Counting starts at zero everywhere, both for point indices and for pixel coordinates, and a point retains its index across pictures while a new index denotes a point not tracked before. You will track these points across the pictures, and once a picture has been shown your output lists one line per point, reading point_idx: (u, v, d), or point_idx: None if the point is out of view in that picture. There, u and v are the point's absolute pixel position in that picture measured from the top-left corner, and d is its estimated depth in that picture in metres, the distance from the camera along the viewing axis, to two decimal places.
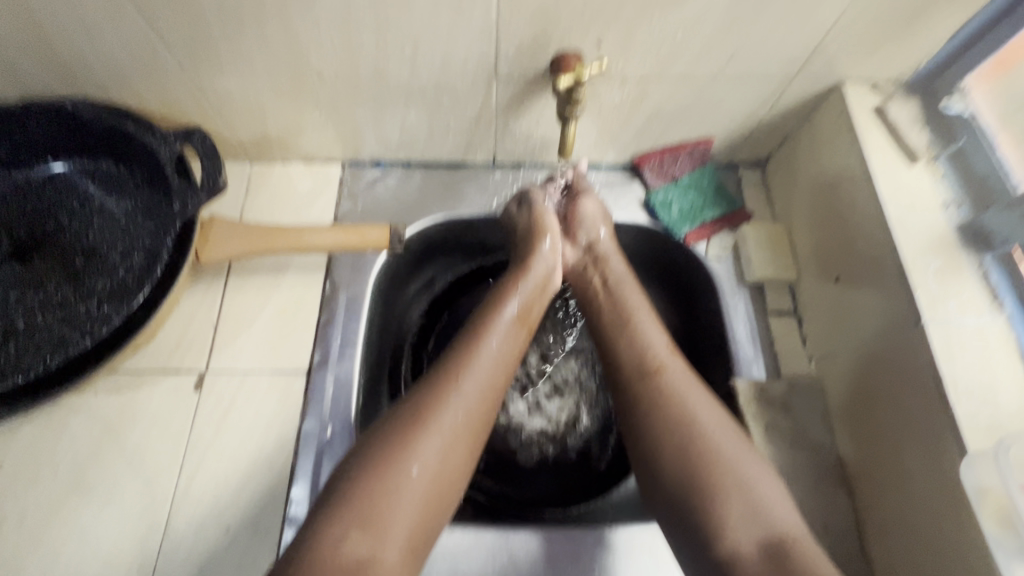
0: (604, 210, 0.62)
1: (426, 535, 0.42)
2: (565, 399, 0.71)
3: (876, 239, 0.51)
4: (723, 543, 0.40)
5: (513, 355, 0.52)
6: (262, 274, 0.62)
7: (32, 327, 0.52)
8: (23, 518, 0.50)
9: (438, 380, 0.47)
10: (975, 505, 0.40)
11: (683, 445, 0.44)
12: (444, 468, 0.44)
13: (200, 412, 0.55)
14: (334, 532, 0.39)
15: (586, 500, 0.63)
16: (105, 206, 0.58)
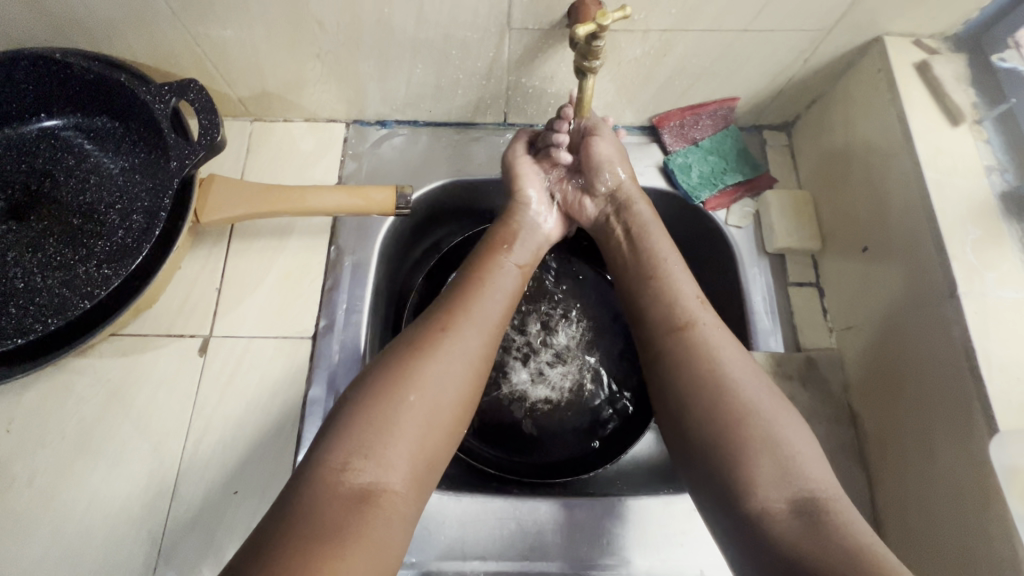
0: (619, 151, 0.59)
1: (429, 475, 0.41)
2: (568, 365, 0.70)
3: (912, 206, 0.48)
4: (751, 498, 0.38)
5: (508, 297, 0.52)
6: (265, 237, 0.60)
7: (32, 288, 0.50)
8: (33, 478, 0.50)
9: (438, 319, 0.47)
10: (1003, 485, 0.39)
11: (713, 397, 0.42)
12: (444, 400, 0.43)
13: (205, 375, 0.55)
14: (336, 456, 0.38)
15: (593, 466, 0.63)
16: (102, 163, 0.56)
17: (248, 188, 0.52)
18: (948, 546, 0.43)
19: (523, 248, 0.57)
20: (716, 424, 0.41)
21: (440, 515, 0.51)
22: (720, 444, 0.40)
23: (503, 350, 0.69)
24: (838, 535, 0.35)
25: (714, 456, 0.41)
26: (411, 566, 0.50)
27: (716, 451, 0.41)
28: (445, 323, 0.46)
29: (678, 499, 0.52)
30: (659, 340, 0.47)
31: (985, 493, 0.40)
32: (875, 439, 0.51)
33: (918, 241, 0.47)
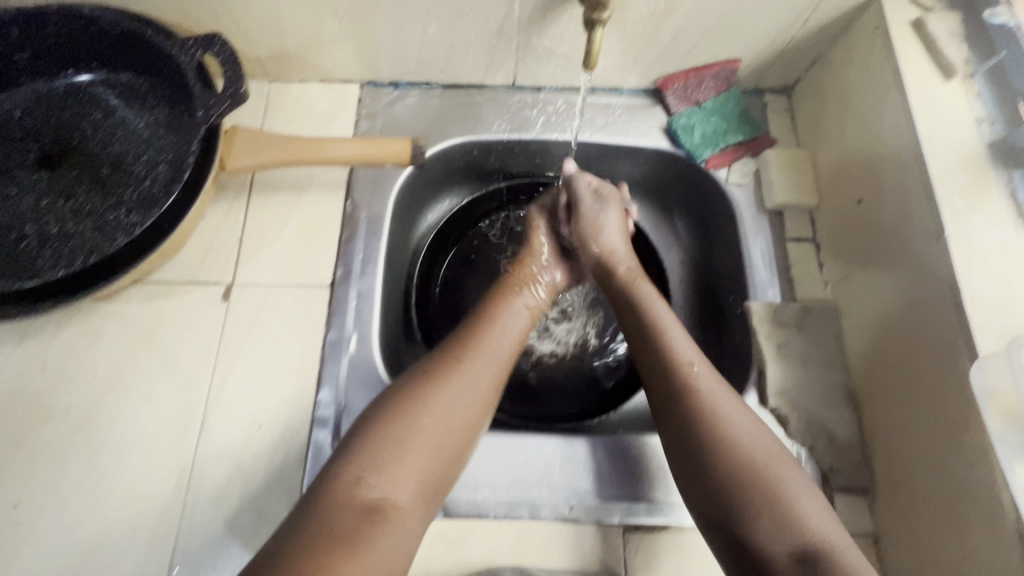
0: (620, 224, 0.64)
1: (433, 499, 0.43)
2: (573, 322, 0.73)
3: (905, 157, 0.50)
4: (764, 549, 0.39)
5: (512, 336, 0.54)
6: (284, 191, 0.62)
7: (65, 233, 0.53)
8: (69, 412, 0.53)
9: (446, 353, 0.49)
10: (981, 408, 0.41)
11: (722, 446, 0.43)
12: (451, 427, 0.45)
13: (228, 321, 0.57)
14: (352, 469, 0.40)
15: (597, 413, 0.67)
16: (128, 118, 0.59)
17: (270, 138, 0.54)
18: (930, 471, 0.46)
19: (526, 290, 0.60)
20: (724, 473, 0.42)
21: None
22: (731, 491, 0.42)
23: None
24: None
25: (725, 503, 0.42)
26: None
27: (729, 497, 0.42)
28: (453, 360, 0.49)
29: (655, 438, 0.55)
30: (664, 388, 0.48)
31: (967, 418, 0.43)
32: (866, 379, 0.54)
33: (911, 190, 0.50)
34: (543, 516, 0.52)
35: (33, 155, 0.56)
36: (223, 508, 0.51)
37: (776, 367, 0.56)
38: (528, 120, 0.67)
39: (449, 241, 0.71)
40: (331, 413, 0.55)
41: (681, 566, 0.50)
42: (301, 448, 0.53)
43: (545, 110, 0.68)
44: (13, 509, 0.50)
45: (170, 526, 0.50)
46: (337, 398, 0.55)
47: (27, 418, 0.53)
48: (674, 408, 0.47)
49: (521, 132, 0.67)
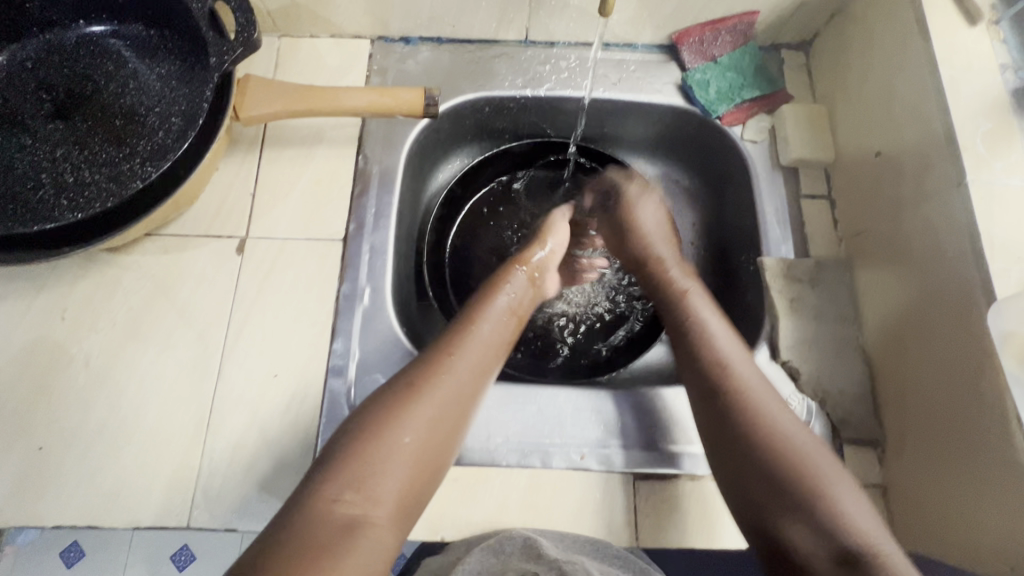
0: (657, 215, 0.63)
1: (412, 511, 0.42)
2: (584, 283, 0.71)
3: (927, 105, 0.50)
4: (797, 549, 0.39)
5: (500, 341, 0.52)
6: (296, 146, 0.62)
7: (81, 182, 0.53)
8: (89, 360, 0.54)
9: (431, 359, 0.48)
10: (998, 349, 0.41)
11: (759, 454, 0.43)
12: (433, 436, 0.44)
13: (243, 274, 0.58)
14: (330, 487, 0.39)
15: (606, 371, 0.67)
16: (139, 70, 0.58)
17: (282, 88, 0.54)
18: (943, 419, 0.46)
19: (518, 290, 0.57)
20: (761, 481, 0.42)
21: None
22: (768, 500, 0.42)
23: None
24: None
25: (762, 510, 0.42)
26: None
27: (766, 507, 0.42)
28: (429, 370, 0.47)
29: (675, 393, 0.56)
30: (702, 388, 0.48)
31: (982, 364, 0.43)
32: (879, 334, 0.54)
33: (932, 139, 0.49)
34: (554, 465, 0.53)
35: (47, 106, 0.56)
36: (240, 455, 0.52)
37: (787, 321, 0.56)
38: (540, 76, 0.67)
39: (460, 200, 0.71)
40: (345, 363, 0.55)
41: (691, 514, 0.51)
42: (317, 396, 0.54)
43: (557, 66, 0.67)
44: (37, 451, 0.51)
45: (188, 470, 0.51)
46: (351, 349, 0.56)
47: (49, 363, 0.54)
48: (711, 410, 0.47)
49: (534, 88, 0.66)
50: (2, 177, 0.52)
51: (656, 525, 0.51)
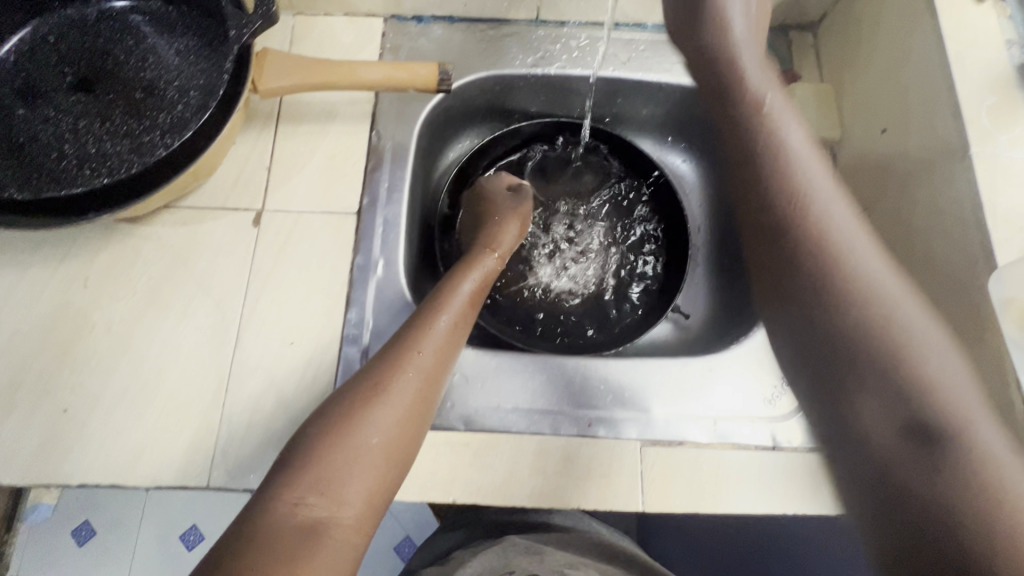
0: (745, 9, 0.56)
1: (380, 505, 0.45)
2: (591, 262, 0.73)
3: (931, 80, 0.51)
4: (863, 415, 0.38)
5: (462, 328, 0.54)
6: (311, 121, 0.63)
7: (103, 153, 0.54)
8: (111, 326, 0.56)
9: (391, 358, 0.49)
10: (999, 316, 0.42)
11: (848, 316, 0.40)
12: (395, 434, 0.46)
13: (259, 245, 0.59)
14: (293, 491, 0.42)
15: (615, 345, 0.67)
16: (158, 45, 0.59)
17: (299, 61, 0.55)
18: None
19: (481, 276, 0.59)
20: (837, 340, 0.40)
21: (475, 366, 0.57)
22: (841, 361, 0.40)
23: (529, 246, 0.72)
24: (957, 466, 0.34)
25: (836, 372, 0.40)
26: (449, 408, 0.55)
27: (841, 371, 0.40)
28: (387, 373, 0.48)
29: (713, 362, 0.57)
30: (798, 249, 0.44)
31: (983, 330, 0.44)
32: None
33: (937, 114, 0.50)
34: (563, 431, 0.54)
35: (69, 79, 0.57)
36: (258, 419, 0.54)
37: None
38: (551, 55, 0.68)
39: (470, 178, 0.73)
40: (359, 332, 0.57)
41: (696, 480, 0.52)
42: (332, 363, 0.56)
43: (567, 45, 0.68)
44: (62, 413, 0.53)
45: (208, 433, 0.53)
46: (365, 318, 0.57)
47: (72, 329, 0.55)
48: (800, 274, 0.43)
49: (545, 66, 0.67)
50: (28, 146, 0.54)
51: (662, 490, 0.52)
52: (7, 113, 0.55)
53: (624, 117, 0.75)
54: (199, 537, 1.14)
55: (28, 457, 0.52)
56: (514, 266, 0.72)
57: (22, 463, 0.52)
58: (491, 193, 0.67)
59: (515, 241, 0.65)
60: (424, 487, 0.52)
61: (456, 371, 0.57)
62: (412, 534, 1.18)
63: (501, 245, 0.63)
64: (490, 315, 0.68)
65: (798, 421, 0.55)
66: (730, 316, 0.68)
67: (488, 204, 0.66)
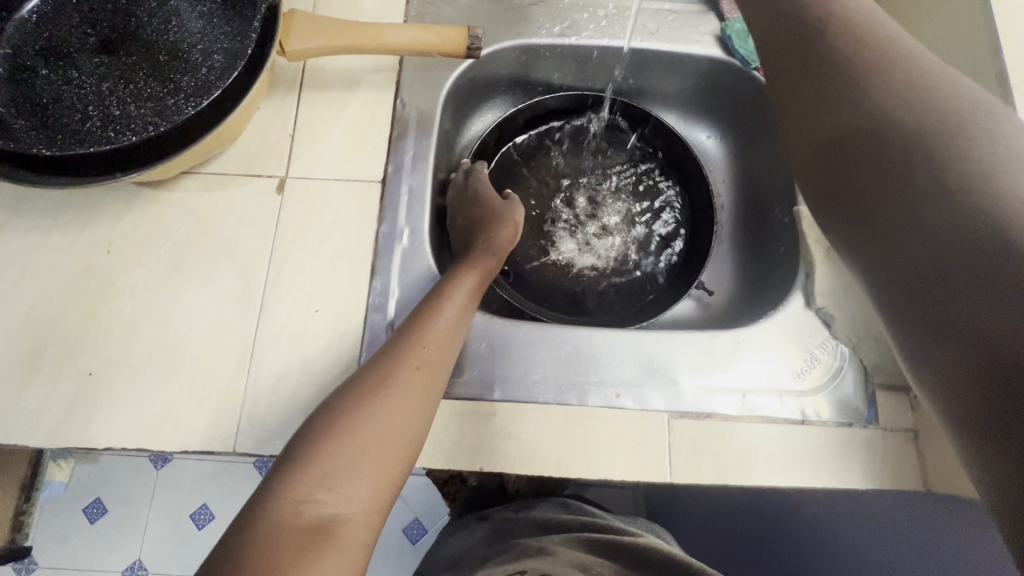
0: None
1: (387, 501, 0.44)
2: (613, 238, 0.72)
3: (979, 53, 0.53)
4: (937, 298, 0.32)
5: (462, 324, 0.53)
6: (335, 89, 0.62)
7: (126, 114, 0.53)
8: (135, 291, 0.55)
9: (390, 356, 0.49)
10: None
11: (931, 144, 0.34)
12: (397, 433, 0.45)
13: (283, 212, 0.58)
14: (301, 487, 0.41)
15: (638, 319, 0.67)
16: (182, 8, 0.58)
17: (327, 24, 0.55)
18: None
19: (481, 271, 0.58)
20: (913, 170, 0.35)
21: (500, 336, 0.57)
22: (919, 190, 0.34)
23: (551, 221, 0.71)
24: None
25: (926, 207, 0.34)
26: (474, 377, 0.55)
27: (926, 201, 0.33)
28: (385, 371, 0.47)
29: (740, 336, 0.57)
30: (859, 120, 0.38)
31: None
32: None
33: None
34: (590, 402, 0.54)
35: (92, 40, 0.56)
36: (283, 385, 0.53)
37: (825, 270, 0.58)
38: (578, 24, 0.66)
39: (492, 151, 0.72)
40: (383, 301, 0.56)
41: (724, 453, 0.52)
42: (357, 331, 0.55)
43: (595, 14, 0.67)
44: (88, 377, 0.53)
45: (233, 399, 0.53)
46: (389, 289, 0.57)
47: (96, 294, 0.55)
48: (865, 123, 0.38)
49: (573, 36, 0.66)
50: (51, 107, 0.52)
51: (690, 462, 0.52)
52: (29, 74, 0.54)
53: (650, 91, 0.73)
54: (210, 516, 1.14)
55: (53, 421, 0.52)
56: (536, 240, 0.71)
57: (48, 425, 0.51)
58: (482, 196, 0.64)
59: (512, 241, 0.64)
60: (451, 456, 0.52)
61: (481, 341, 0.56)
62: (421, 516, 1.18)
63: (500, 244, 0.61)
64: (512, 289, 0.68)
65: (825, 395, 0.55)
66: (756, 292, 0.67)
67: (481, 207, 0.63)
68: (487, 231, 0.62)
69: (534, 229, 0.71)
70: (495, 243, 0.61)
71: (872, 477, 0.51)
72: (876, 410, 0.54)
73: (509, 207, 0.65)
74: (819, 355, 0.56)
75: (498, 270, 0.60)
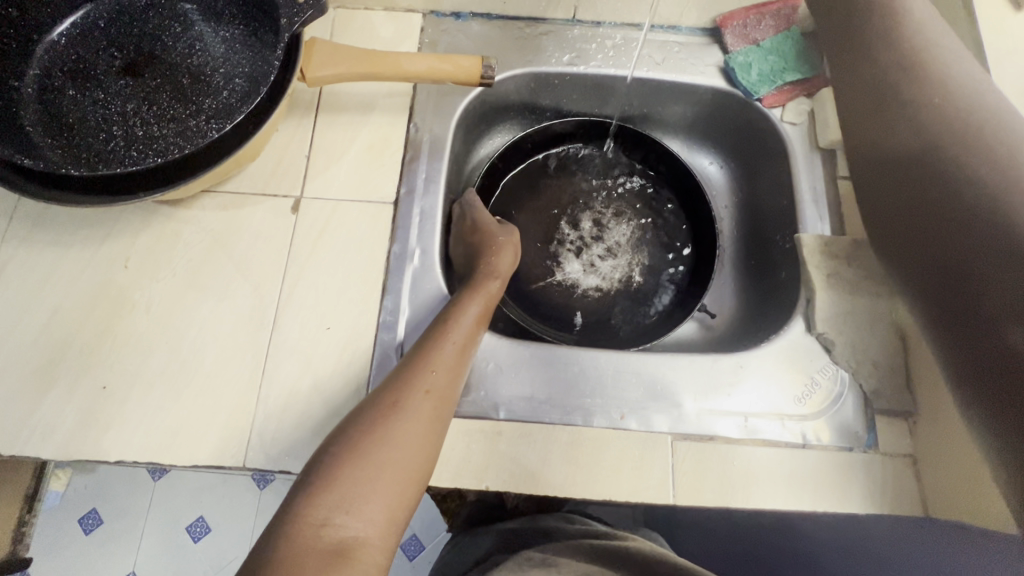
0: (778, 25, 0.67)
1: (400, 524, 0.45)
2: (619, 259, 0.73)
3: None
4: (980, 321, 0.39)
5: (468, 348, 0.54)
6: (350, 112, 0.64)
7: (150, 135, 0.55)
8: (151, 306, 0.56)
9: (399, 381, 0.50)
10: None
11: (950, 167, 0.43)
12: (408, 457, 0.46)
13: (298, 231, 0.60)
14: (318, 511, 0.42)
15: (640, 341, 0.68)
16: (205, 32, 0.60)
17: (346, 51, 0.57)
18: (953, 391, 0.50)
19: (486, 297, 0.59)
20: (952, 265, 0.42)
21: (507, 356, 0.58)
22: (964, 286, 0.41)
23: (557, 242, 0.73)
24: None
25: (960, 307, 0.41)
26: (481, 397, 0.56)
27: (964, 308, 0.41)
28: (397, 395, 0.49)
29: (743, 360, 0.58)
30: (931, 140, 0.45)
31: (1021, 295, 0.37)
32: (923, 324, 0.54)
33: None
34: (595, 423, 0.55)
35: (118, 63, 0.58)
36: (294, 402, 0.54)
37: (826, 294, 0.59)
38: (586, 53, 0.69)
39: (501, 174, 0.75)
40: (393, 319, 0.57)
41: (726, 475, 0.53)
42: (368, 350, 0.56)
43: (604, 44, 0.69)
44: (102, 390, 0.54)
45: (244, 415, 0.54)
46: (399, 307, 0.58)
47: (112, 309, 0.56)
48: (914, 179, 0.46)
49: (582, 64, 0.68)
50: (77, 127, 0.54)
51: (693, 484, 0.52)
52: (57, 95, 0.56)
53: (656, 118, 0.76)
54: (206, 528, 1.14)
55: (67, 433, 0.52)
56: (542, 261, 0.72)
57: (63, 438, 0.52)
58: (484, 221, 0.66)
59: (513, 264, 0.65)
60: (457, 475, 0.52)
61: (488, 360, 0.58)
62: (419, 533, 1.17)
63: (502, 269, 0.63)
64: (517, 308, 0.69)
65: (825, 420, 0.56)
66: (758, 316, 0.68)
67: (486, 229, 0.65)
68: (491, 257, 0.63)
69: (539, 250, 0.73)
70: (501, 268, 0.62)
71: (872, 500, 0.52)
72: (876, 435, 0.55)
73: (509, 232, 0.67)
74: (819, 380, 0.57)
75: (501, 295, 0.61)
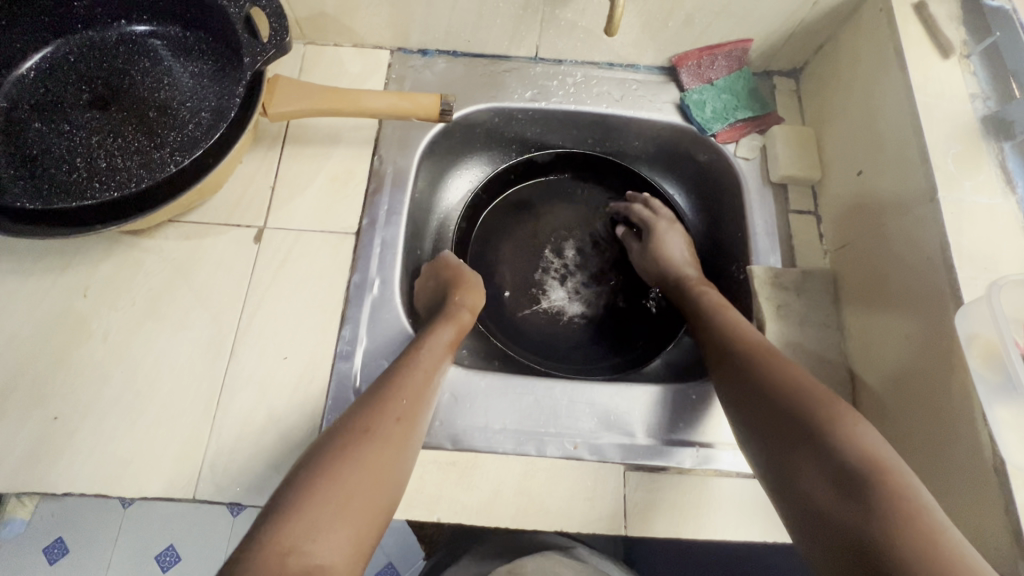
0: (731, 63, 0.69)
1: (366, 551, 0.43)
2: (601, 286, 0.74)
3: (901, 114, 0.54)
4: (801, 480, 0.42)
5: (437, 376, 0.55)
6: (316, 144, 0.66)
7: (114, 167, 0.56)
8: (108, 334, 0.57)
9: (371, 405, 0.50)
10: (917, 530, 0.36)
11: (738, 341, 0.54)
12: (377, 479, 0.45)
13: (259, 261, 0.60)
14: (286, 536, 0.40)
15: (623, 370, 0.69)
16: (173, 67, 0.61)
17: (308, 89, 0.58)
18: (916, 439, 0.50)
19: (455, 325, 0.60)
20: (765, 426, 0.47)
21: (464, 386, 0.58)
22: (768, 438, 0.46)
23: (529, 270, 0.75)
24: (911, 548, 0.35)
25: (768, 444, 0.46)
26: (437, 426, 0.56)
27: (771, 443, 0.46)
28: (367, 420, 0.49)
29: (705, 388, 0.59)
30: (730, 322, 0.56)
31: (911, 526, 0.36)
32: (877, 368, 0.55)
33: (911, 167, 0.52)
34: (549, 453, 0.55)
35: (86, 96, 0.60)
36: (249, 431, 0.54)
37: (776, 325, 0.60)
38: (548, 90, 0.71)
39: (480, 207, 0.76)
40: (352, 349, 0.58)
41: (679, 504, 0.53)
42: (325, 379, 0.56)
43: (564, 82, 0.71)
44: (53, 420, 0.53)
45: (197, 447, 0.53)
46: (359, 336, 0.59)
47: (70, 338, 0.56)
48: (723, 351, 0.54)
49: (542, 101, 0.71)
50: (40, 158, 0.55)
51: (644, 514, 0.53)
52: (22, 128, 0.57)
53: (618, 150, 0.78)
54: (174, 557, 1.11)
55: (15, 465, 0.52)
56: (525, 290, 0.74)
57: (11, 470, 0.52)
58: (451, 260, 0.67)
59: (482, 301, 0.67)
60: (410, 505, 0.52)
61: (445, 391, 0.58)
62: (394, 561, 1.15)
63: (473, 301, 0.64)
64: (504, 337, 0.70)
65: None
66: None
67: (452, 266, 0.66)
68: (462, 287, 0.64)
69: (506, 279, 0.74)
70: (470, 299, 0.64)
71: None
72: None
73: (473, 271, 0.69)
74: None
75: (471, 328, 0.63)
